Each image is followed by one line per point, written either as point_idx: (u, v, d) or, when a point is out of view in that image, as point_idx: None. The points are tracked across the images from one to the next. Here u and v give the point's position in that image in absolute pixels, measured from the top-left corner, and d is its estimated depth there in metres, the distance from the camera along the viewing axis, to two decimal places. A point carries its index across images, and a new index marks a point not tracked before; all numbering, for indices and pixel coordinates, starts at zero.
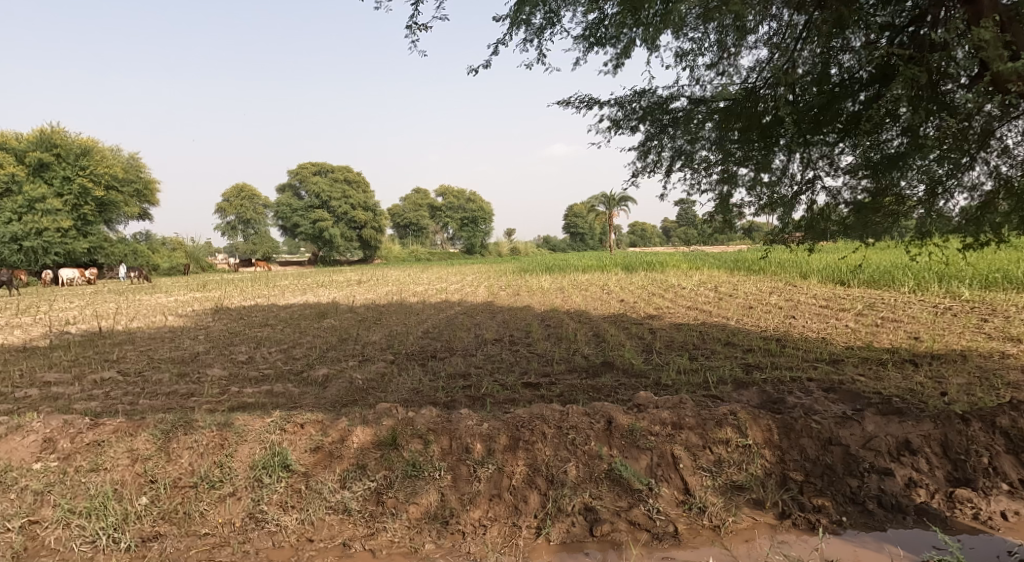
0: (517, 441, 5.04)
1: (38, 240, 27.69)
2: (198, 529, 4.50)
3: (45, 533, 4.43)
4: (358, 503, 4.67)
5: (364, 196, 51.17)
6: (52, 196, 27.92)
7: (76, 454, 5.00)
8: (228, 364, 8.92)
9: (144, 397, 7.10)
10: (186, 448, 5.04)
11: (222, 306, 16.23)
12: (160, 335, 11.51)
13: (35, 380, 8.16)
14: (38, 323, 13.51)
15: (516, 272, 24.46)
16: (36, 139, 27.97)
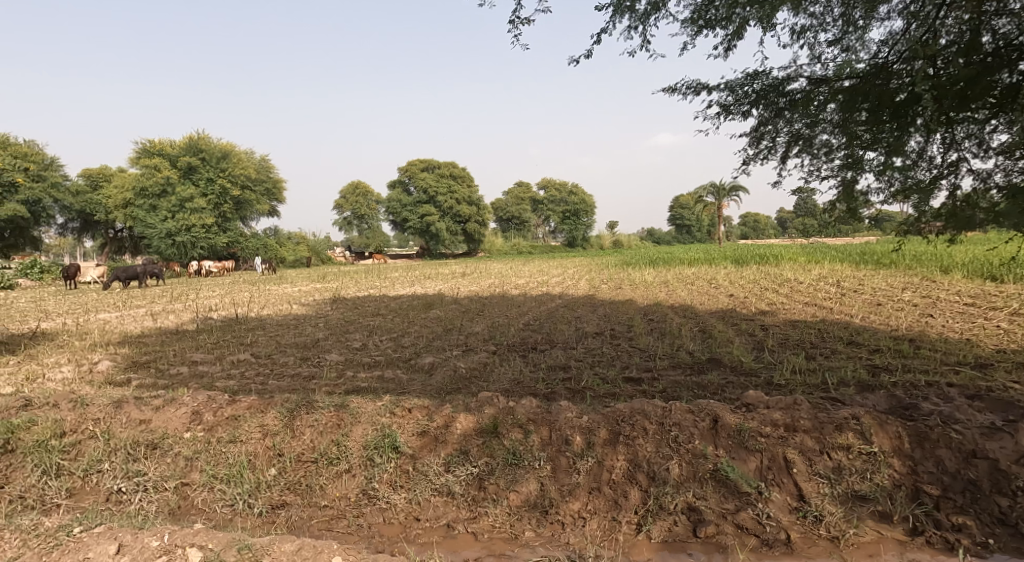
0: (617, 436, 4.96)
1: (187, 235, 30.87)
2: (319, 501, 4.83)
3: (194, 494, 4.94)
4: (462, 487, 4.79)
5: (469, 191, 52.34)
6: (199, 197, 31.09)
7: (217, 427, 5.51)
8: (344, 350, 9.49)
9: (273, 378, 7.71)
10: (308, 426, 5.42)
11: (339, 296, 17.27)
12: (286, 323, 12.46)
13: (184, 360, 9.12)
14: (185, 309, 15.06)
15: (619, 266, 24.00)
16: (186, 145, 31.11)
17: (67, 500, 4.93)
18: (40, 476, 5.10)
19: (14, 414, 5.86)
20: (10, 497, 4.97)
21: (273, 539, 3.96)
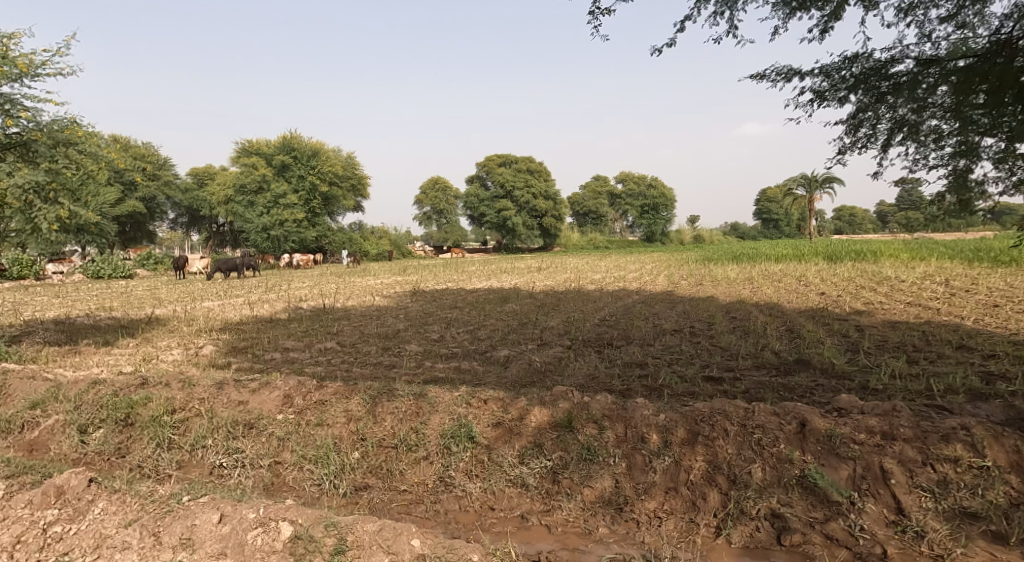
0: (695, 436, 4.82)
1: (280, 229, 32.72)
2: (399, 485, 5.00)
3: (285, 472, 5.23)
4: (536, 479, 4.81)
5: (546, 185, 52.26)
6: (291, 193, 32.86)
7: (306, 410, 5.83)
8: (423, 341, 9.75)
9: (356, 366, 8.05)
10: (389, 412, 5.61)
11: (420, 288, 17.76)
12: (369, 313, 12.95)
13: (277, 346, 9.68)
14: (279, 299, 15.99)
15: (700, 261, 23.27)
16: (280, 144, 32.90)
17: (177, 471, 5.35)
18: (155, 448, 5.57)
19: (133, 390, 6.44)
20: (130, 466, 5.47)
21: (356, 519, 4.12)
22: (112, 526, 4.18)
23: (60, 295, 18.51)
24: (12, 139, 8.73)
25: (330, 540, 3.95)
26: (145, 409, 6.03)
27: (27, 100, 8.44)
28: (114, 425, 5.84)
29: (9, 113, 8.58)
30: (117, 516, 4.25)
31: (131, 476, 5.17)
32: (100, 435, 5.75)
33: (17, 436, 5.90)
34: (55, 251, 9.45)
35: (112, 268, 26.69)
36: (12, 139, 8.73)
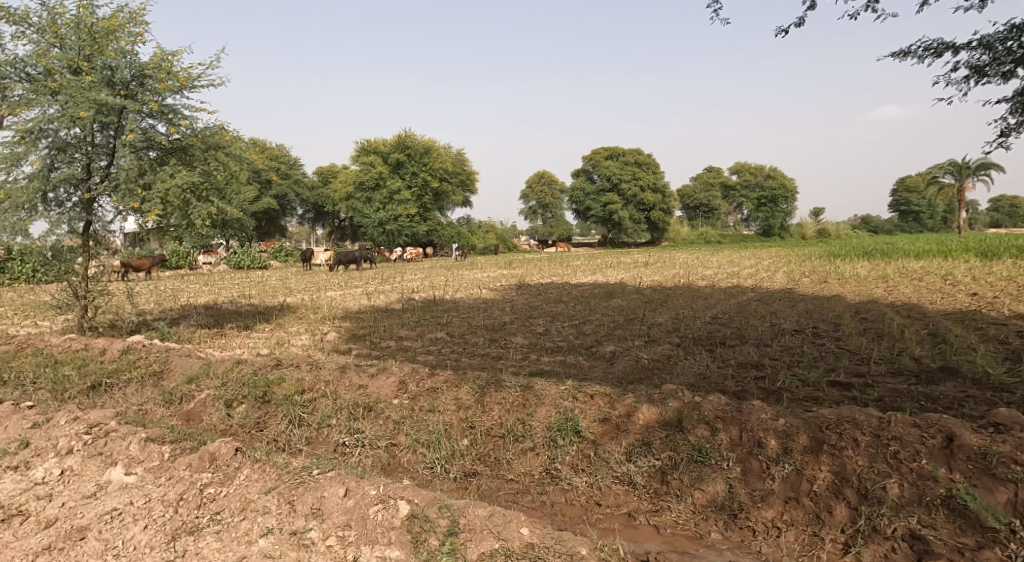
0: (820, 444, 4.53)
1: (394, 224, 34.53)
2: (506, 474, 5.11)
3: (400, 454, 5.51)
4: (643, 478, 4.74)
5: (655, 177, 50.86)
6: (405, 189, 34.52)
7: (419, 396, 6.14)
8: (529, 334, 9.86)
9: (465, 356, 8.30)
10: (496, 403, 5.78)
11: (525, 282, 17.93)
12: (477, 306, 13.29)
13: (391, 334, 10.21)
14: (393, 290, 16.80)
15: (825, 257, 21.66)
16: (396, 143, 34.36)
17: (306, 445, 5.80)
18: (287, 424, 6.07)
19: (269, 370, 7.09)
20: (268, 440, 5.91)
21: (468, 503, 4.26)
22: (254, 492, 4.61)
23: (206, 284, 20.63)
24: (173, 144, 9.90)
25: (444, 521, 4.12)
26: (279, 388, 6.61)
27: (186, 109, 9.50)
28: (254, 401, 6.46)
29: (171, 121, 9.73)
30: (258, 484, 4.70)
31: (269, 448, 5.67)
32: (242, 410, 6.37)
33: (175, 406, 6.64)
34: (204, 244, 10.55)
35: (250, 259, 29.39)
36: (173, 144, 9.90)
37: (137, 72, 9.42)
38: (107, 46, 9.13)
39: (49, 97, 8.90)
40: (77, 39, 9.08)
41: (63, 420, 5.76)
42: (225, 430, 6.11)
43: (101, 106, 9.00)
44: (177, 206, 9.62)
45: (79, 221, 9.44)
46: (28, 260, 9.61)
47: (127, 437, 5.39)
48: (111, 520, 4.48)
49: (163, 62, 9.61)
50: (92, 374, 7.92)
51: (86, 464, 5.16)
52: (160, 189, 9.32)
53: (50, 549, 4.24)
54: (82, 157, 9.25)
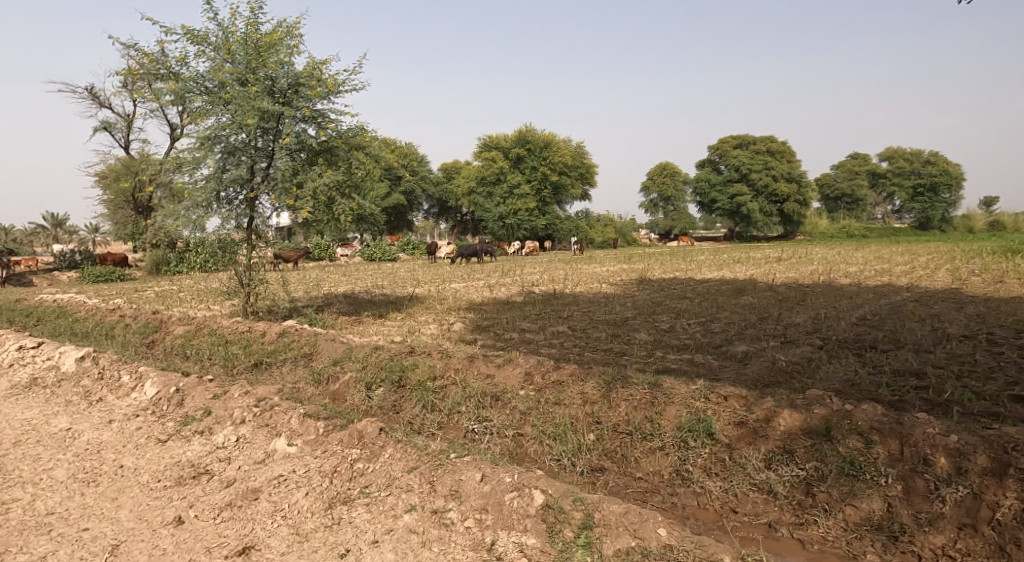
0: (1003, 466, 4.10)
1: (514, 218, 36.37)
2: (634, 472, 5.04)
3: (527, 444, 5.59)
4: (785, 488, 4.49)
5: (790, 166, 47.44)
6: (524, 183, 36.45)
7: (545, 389, 6.30)
8: (653, 330, 9.63)
9: (588, 351, 8.28)
10: (623, 399, 5.75)
11: (647, 277, 17.51)
12: (597, 300, 13.20)
13: (514, 326, 10.43)
14: (513, 283, 17.16)
15: (998, 254, 19.02)
16: (517, 138, 36.68)
17: (438, 428, 6.09)
18: (421, 409, 6.40)
19: (404, 356, 7.56)
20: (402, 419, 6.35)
21: (602, 498, 4.27)
22: (399, 470, 4.93)
23: (343, 274, 22.34)
24: (321, 146, 10.75)
25: (579, 514, 4.17)
26: (413, 374, 7.01)
27: (333, 114, 10.33)
28: (391, 385, 6.90)
29: (320, 124, 10.60)
30: (401, 462, 5.03)
31: (405, 429, 6.02)
32: (380, 392, 6.83)
33: (324, 386, 7.27)
34: (342, 237, 11.29)
35: (381, 252, 31.41)
36: (321, 146, 10.76)
37: (293, 81, 10.37)
38: (269, 59, 10.11)
39: (222, 107, 10.02)
40: (244, 54, 10.11)
41: (237, 393, 6.51)
42: (366, 409, 6.57)
43: (263, 114, 9.98)
44: (324, 202, 10.55)
45: (244, 217, 10.58)
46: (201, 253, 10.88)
47: (288, 411, 5.99)
48: (278, 484, 5.00)
49: (314, 71, 10.46)
50: (254, 354, 8.88)
51: (256, 432, 5.81)
52: (310, 188, 10.25)
53: (231, 505, 4.82)
54: (246, 160, 10.32)
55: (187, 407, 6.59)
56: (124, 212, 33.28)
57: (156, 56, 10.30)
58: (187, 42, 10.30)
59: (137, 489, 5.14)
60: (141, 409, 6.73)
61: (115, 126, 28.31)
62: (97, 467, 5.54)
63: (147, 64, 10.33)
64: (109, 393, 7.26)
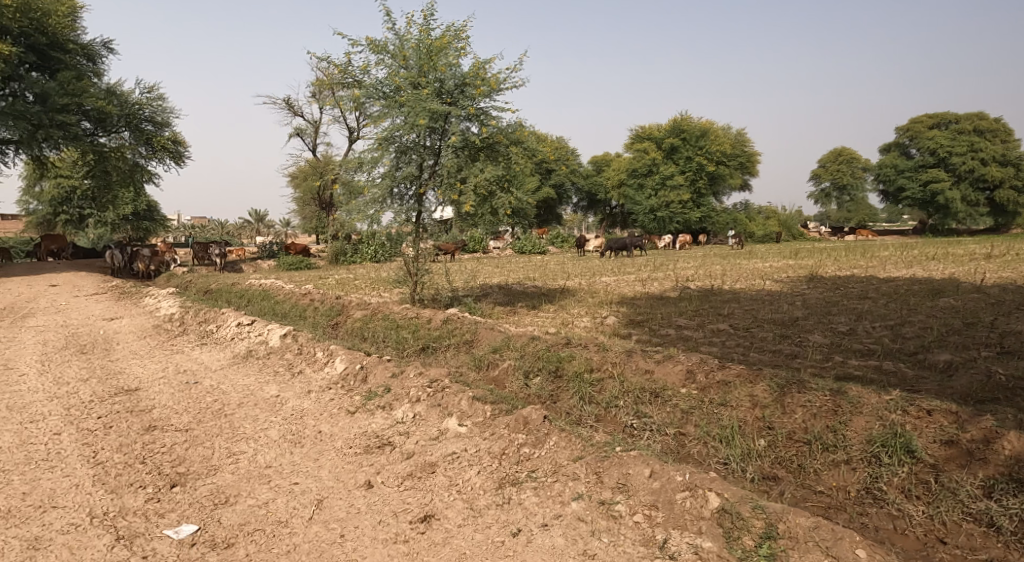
0: None
1: (666, 211, 35.26)
2: (814, 485, 4.61)
3: (689, 444, 5.25)
4: (1011, 523, 3.93)
5: (1004, 147, 40.52)
6: (679, 174, 35.16)
7: (710, 388, 6.04)
8: (829, 332, 8.77)
9: (754, 351, 7.75)
10: (800, 406, 5.30)
11: (818, 274, 16.01)
12: (761, 298, 12.31)
13: (670, 323, 10.07)
14: (667, 278, 16.61)
15: None
16: (671, 128, 35.87)
17: (595, 420, 5.93)
18: (578, 400, 6.34)
19: (560, 348, 7.66)
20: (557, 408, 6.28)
21: (786, 509, 4.03)
22: (564, 458, 5.01)
23: (496, 266, 23.11)
24: (483, 142, 11.22)
25: (760, 523, 3.98)
26: (569, 365, 7.07)
27: (495, 110, 10.70)
28: (548, 375, 6.99)
29: (483, 122, 11.04)
30: (566, 451, 5.10)
31: (561, 416, 5.99)
32: (537, 381, 6.93)
33: (483, 371, 7.52)
34: (493, 231, 11.24)
35: (531, 246, 32.20)
36: (484, 142, 11.22)
37: (460, 82, 10.91)
38: (439, 62, 10.72)
39: (396, 110, 10.79)
40: (417, 59, 10.81)
41: (412, 374, 7.03)
42: (525, 396, 6.63)
43: (433, 114, 10.60)
44: (485, 197, 11.05)
45: (412, 211, 11.28)
46: (374, 245, 11.77)
47: (458, 393, 6.33)
48: (453, 460, 5.32)
49: (479, 70, 10.88)
50: (422, 338, 9.53)
51: (429, 411, 6.23)
52: (473, 183, 10.73)
53: (412, 476, 5.23)
54: (417, 158, 11.05)
55: (370, 383, 7.25)
56: (310, 209, 37.40)
57: (343, 67, 11.37)
58: (369, 52, 11.25)
59: (333, 453, 5.76)
60: (332, 382, 7.54)
61: (305, 132, 31.90)
62: (301, 431, 6.30)
63: (335, 74, 11.44)
64: (307, 366, 8.23)
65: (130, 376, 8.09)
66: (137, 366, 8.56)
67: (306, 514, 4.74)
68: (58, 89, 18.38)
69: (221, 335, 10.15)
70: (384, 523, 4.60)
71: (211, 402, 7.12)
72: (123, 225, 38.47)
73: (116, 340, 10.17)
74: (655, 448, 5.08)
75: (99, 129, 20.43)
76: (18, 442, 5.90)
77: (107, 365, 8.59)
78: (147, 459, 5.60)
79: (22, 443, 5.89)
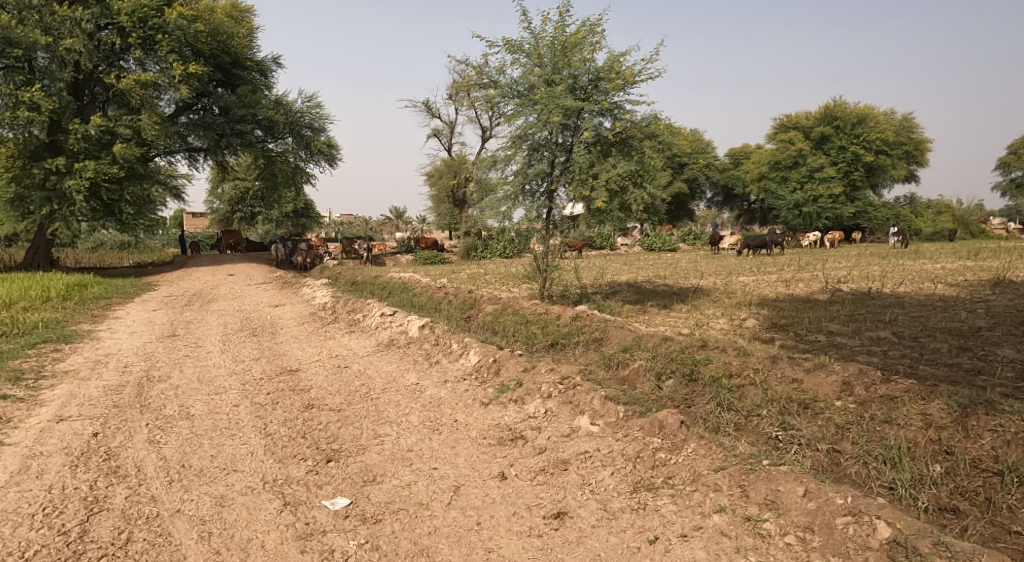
0: None
1: (814, 206, 32.57)
2: (1008, 524, 4.01)
3: (846, 462, 4.76)
4: None
5: None
6: (829, 166, 32.30)
7: (871, 403, 5.49)
8: (1022, 346, 7.58)
9: (925, 364, 6.90)
10: (989, 431, 4.72)
11: (1005, 277, 13.89)
12: (932, 303, 10.92)
13: (821, 328, 9.26)
14: (814, 279, 15.28)
15: None
16: (821, 115, 33.01)
17: (735, 428, 5.49)
18: (716, 406, 5.92)
19: (696, 350, 7.33)
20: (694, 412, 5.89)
21: (977, 550, 3.62)
22: (705, 466, 4.78)
23: (624, 263, 22.67)
24: (616, 137, 11.02)
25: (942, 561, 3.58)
26: (705, 368, 6.72)
27: (629, 104, 10.47)
28: (682, 377, 6.66)
29: (617, 116, 10.83)
30: (706, 459, 4.87)
31: (696, 420, 5.61)
32: (670, 384, 6.60)
33: (613, 370, 7.27)
34: (622, 228, 11.27)
35: (661, 242, 31.33)
36: (617, 137, 11.03)
37: (594, 77, 10.79)
38: (573, 58, 10.68)
39: (530, 108, 10.89)
40: (551, 56, 10.80)
41: (544, 369, 7.07)
42: (657, 398, 6.27)
43: (567, 111, 10.56)
44: (617, 193, 10.86)
45: (543, 208, 11.36)
46: (504, 241, 11.98)
47: (590, 392, 6.26)
48: (585, 459, 5.28)
49: (614, 64, 10.70)
50: (551, 334, 9.56)
51: (562, 408, 6.23)
52: (604, 178, 10.55)
53: (545, 471, 5.25)
54: (548, 155, 11.08)
55: (503, 376, 7.41)
56: (446, 206, 39.11)
57: (480, 67, 11.66)
58: (505, 52, 11.45)
59: (469, 442, 5.94)
60: (467, 373, 7.81)
61: (443, 132, 33.38)
62: (439, 418, 6.58)
63: (472, 76, 11.77)
64: (443, 356, 8.59)
65: (291, 358, 8.93)
66: (297, 349, 9.44)
67: (445, 499, 4.94)
68: (237, 101, 20.77)
69: (367, 323, 10.92)
70: (518, 515, 4.67)
71: (359, 386, 7.67)
72: (284, 221, 42.75)
73: (280, 325, 11.30)
74: (805, 463, 4.66)
75: (268, 136, 22.76)
76: (206, 411, 6.74)
77: (274, 347, 9.57)
78: (307, 434, 6.14)
79: (209, 411, 6.71)
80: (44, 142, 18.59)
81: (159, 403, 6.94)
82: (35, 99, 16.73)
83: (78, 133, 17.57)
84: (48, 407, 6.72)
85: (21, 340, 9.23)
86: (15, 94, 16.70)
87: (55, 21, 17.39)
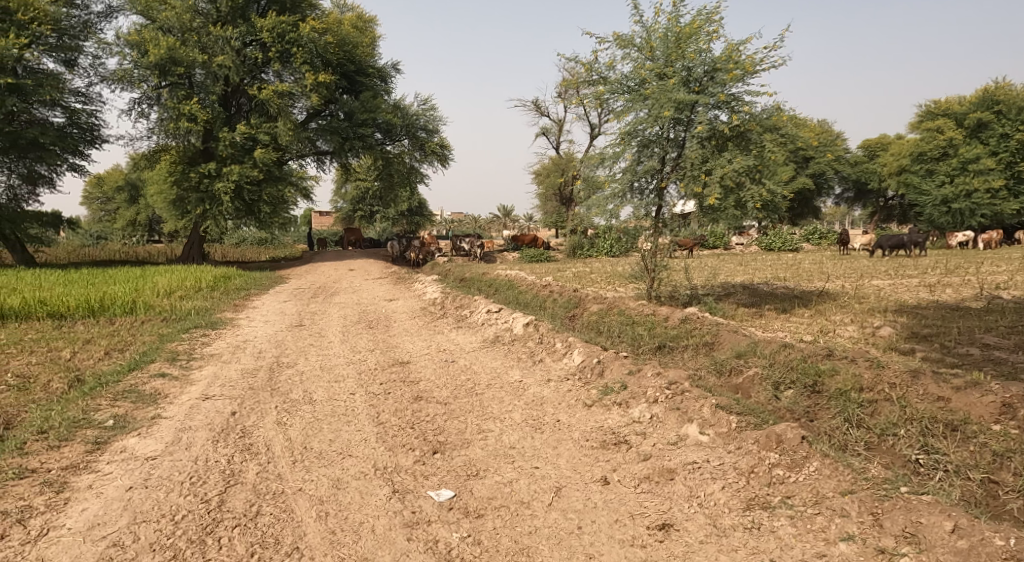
0: None
1: (966, 201, 28.86)
2: None
3: (1005, 497, 4.14)
4: None
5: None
6: (986, 156, 28.66)
7: None
8: None
9: None
10: None
11: None
12: None
13: (973, 339, 8.19)
14: (965, 284, 13.62)
15: None
16: (978, 99, 29.74)
17: (865, 448, 4.94)
18: (844, 421, 5.36)
19: (820, 359, 6.72)
20: (818, 427, 5.39)
21: None
22: (830, 489, 4.35)
23: (740, 264, 21.48)
24: (733, 131, 10.39)
25: None
26: (831, 380, 6.14)
27: (749, 96, 9.84)
28: (803, 388, 6.12)
29: (734, 108, 10.23)
30: (833, 481, 4.42)
31: (821, 435, 5.13)
32: (790, 394, 6.08)
33: (726, 377, 6.82)
34: (737, 226, 10.59)
35: (781, 241, 29.44)
36: (733, 131, 10.41)
37: (710, 68, 10.22)
38: (688, 49, 10.19)
39: (641, 103, 10.49)
40: (664, 48, 10.38)
41: (650, 372, 6.79)
42: (774, 409, 5.80)
43: (679, 105, 10.11)
44: (733, 190, 10.23)
45: (652, 206, 10.94)
46: (610, 240, 11.71)
47: (700, 399, 5.91)
48: (694, 470, 4.97)
49: (732, 53, 10.09)
50: (659, 336, 9.19)
51: (668, 414, 5.93)
52: (719, 174, 10.01)
53: (650, 479, 5.02)
54: (659, 151, 10.65)
55: (607, 378, 7.20)
56: (554, 204, 39.11)
57: (590, 64, 11.47)
58: (616, 47, 11.18)
59: (571, 443, 5.82)
60: (571, 373, 7.69)
61: (552, 130, 33.32)
62: (541, 417, 6.51)
63: (582, 73, 11.59)
64: (547, 355, 8.53)
65: (402, 351, 9.27)
66: (408, 343, 9.77)
67: (546, 499, 4.86)
68: (360, 106, 21.99)
69: (474, 319, 11.11)
70: (621, 523, 4.48)
71: (464, 381, 7.78)
72: (400, 219, 44.85)
73: (393, 318, 11.79)
74: (955, 494, 4.10)
75: (387, 138, 23.86)
76: (326, 397, 7.12)
77: (387, 339, 9.98)
78: (415, 425, 6.29)
79: (328, 398, 7.09)
80: (198, 148, 20.72)
81: (287, 388, 7.44)
82: (193, 110, 18.64)
83: (226, 140, 19.36)
84: (197, 386, 7.41)
85: (177, 325, 10.29)
86: (178, 107, 18.75)
87: (210, 40, 19.28)
